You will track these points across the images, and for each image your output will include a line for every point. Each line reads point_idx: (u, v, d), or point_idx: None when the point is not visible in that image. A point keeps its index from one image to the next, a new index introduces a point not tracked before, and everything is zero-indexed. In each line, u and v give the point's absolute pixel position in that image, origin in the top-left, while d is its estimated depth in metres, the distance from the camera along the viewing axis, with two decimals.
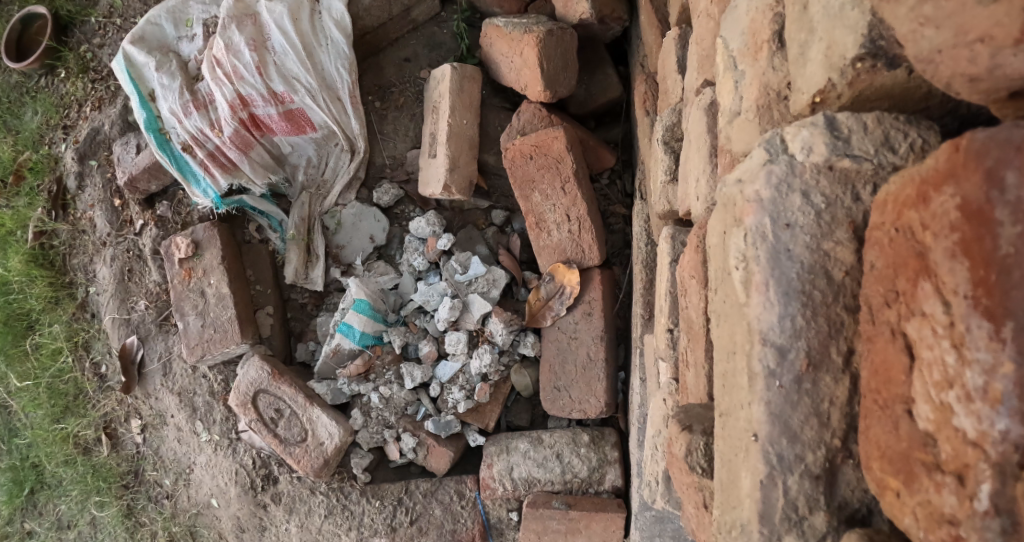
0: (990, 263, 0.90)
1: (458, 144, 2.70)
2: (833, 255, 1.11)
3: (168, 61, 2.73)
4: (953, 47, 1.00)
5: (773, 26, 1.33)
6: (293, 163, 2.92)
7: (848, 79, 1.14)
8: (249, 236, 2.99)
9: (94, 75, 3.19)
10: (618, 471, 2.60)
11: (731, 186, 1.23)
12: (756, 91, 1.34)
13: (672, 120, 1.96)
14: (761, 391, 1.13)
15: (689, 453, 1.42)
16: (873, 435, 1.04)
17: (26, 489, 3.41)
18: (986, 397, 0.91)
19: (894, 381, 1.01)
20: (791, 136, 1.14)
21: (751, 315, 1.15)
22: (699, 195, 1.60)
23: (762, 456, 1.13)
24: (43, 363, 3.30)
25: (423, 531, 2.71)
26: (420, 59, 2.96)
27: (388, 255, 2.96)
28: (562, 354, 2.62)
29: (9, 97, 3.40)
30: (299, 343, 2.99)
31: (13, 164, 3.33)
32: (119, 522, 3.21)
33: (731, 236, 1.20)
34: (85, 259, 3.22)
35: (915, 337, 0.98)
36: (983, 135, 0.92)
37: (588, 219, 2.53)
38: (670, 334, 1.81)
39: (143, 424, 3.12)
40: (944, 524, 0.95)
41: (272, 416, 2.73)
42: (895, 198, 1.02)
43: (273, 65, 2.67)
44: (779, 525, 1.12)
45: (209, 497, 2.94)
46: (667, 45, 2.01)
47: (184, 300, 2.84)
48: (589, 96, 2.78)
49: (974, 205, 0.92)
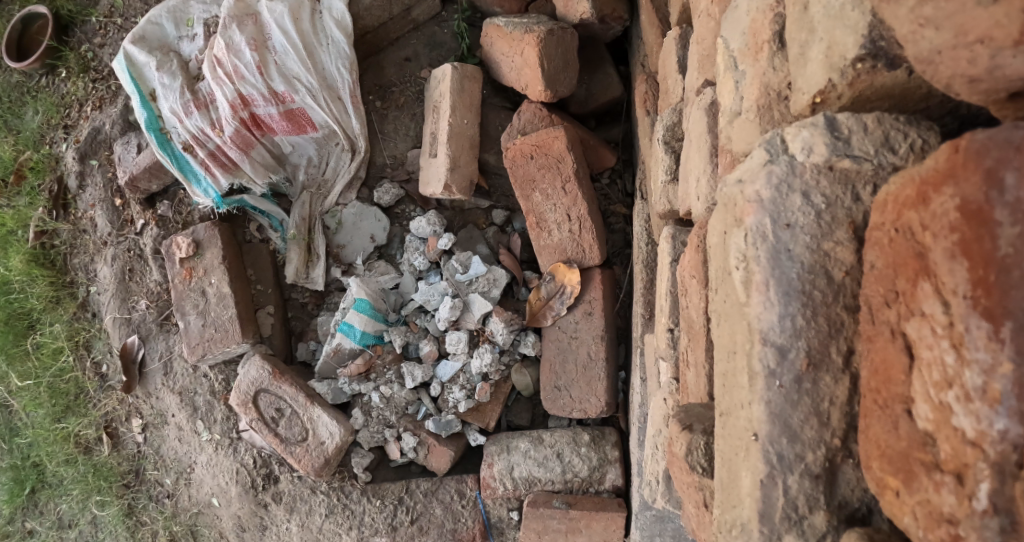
0: (990, 263, 0.91)
1: (459, 143, 2.71)
2: (833, 255, 1.11)
3: (168, 61, 2.74)
4: (952, 47, 1.00)
5: (773, 27, 1.33)
6: (294, 163, 2.93)
7: (848, 79, 1.14)
8: (250, 236, 2.99)
9: (95, 75, 3.20)
10: (618, 470, 2.60)
11: (731, 186, 1.23)
12: (756, 91, 1.34)
13: (672, 120, 1.96)
14: (761, 391, 1.13)
15: (689, 453, 1.42)
16: (873, 434, 1.04)
17: (27, 488, 3.41)
18: (985, 396, 0.91)
19: (893, 381, 1.01)
20: (791, 136, 1.14)
21: (752, 315, 1.15)
22: (699, 195, 1.60)
23: (762, 456, 1.13)
24: (44, 363, 3.30)
25: (423, 531, 2.71)
26: (420, 59, 2.96)
27: (388, 255, 2.96)
28: (562, 353, 2.63)
29: (10, 96, 3.40)
30: (300, 342, 2.99)
31: (14, 163, 3.33)
32: (119, 521, 3.21)
33: (732, 236, 1.20)
34: (85, 258, 3.22)
35: (915, 336, 0.98)
36: (982, 135, 0.93)
37: (588, 218, 2.53)
38: (671, 334, 1.81)
39: (143, 423, 3.12)
40: (943, 523, 0.95)
41: (272, 416, 2.73)
42: (895, 198, 1.03)
43: (273, 65, 2.67)
44: (779, 524, 1.12)
45: (210, 496, 2.94)
46: (668, 45, 2.02)
47: (185, 300, 2.85)
48: (589, 96, 2.78)
49: (973, 205, 0.92)
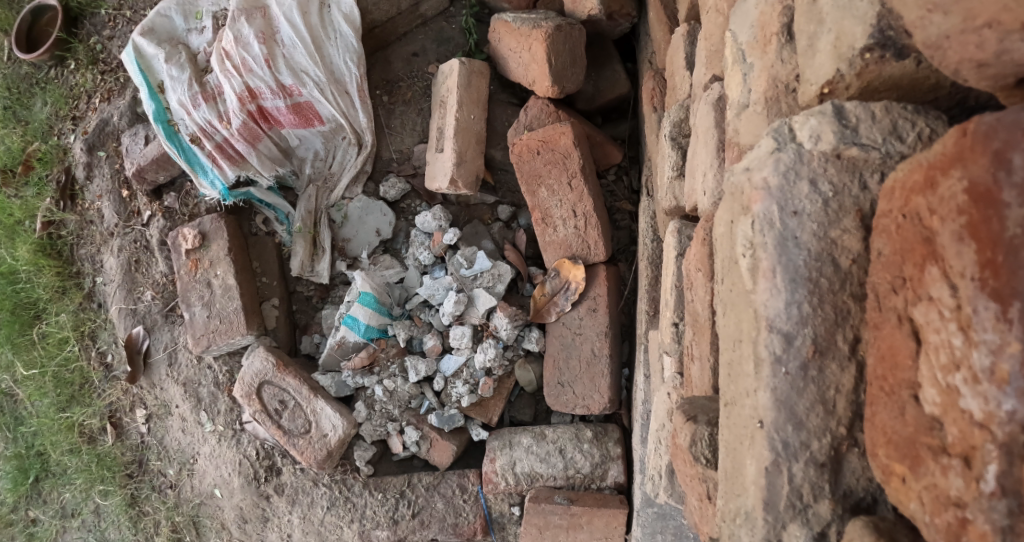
0: (998, 244, 0.90)
1: (466, 138, 2.71)
2: (840, 243, 1.11)
3: (177, 53, 2.76)
4: (960, 32, 1.00)
5: (782, 19, 1.33)
6: (300, 156, 2.94)
7: (857, 69, 1.14)
8: (256, 228, 2.99)
9: (104, 67, 3.20)
10: (621, 467, 2.60)
11: (738, 175, 1.24)
12: (765, 84, 1.35)
13: (680, 115, 1.96)
14: (767, 378, 1.14)
15: (694, 443, 1.42)
16: (879, 421, 1.05)
17: (31, 477, 3.42)
18: (993, 377, 0.91)
19: (900, 366, 1.02)
20: (800, 124, 1.15)
21: (758, 301, 1.16)
22: (706, 190, 1.61)
23: (767, 443, 1.13)
24: (50, 352, 3.31)
25: (424, 525, 2.71)
26: (428, 53, 2.97)
27: (394, 249, 2.97)
28: (566, 349, 2.62)
29: (18, 87, 3.40)
30: (304, 335, 3.00)
31: (22, 154, 3.34)
32: (122, 511, 3.22)
33: (739, 224, 1.21)
34: (92, 249, 3.24)
35: (922, 321, 0.98)
36: (990, 118, 0.93)
37: (594, 214, 2.53)
38: (676, 329, 1.81)
39: (148, 414, 3.13)
40: (950, 507, 0.95)
41: (276, 407, 2.74)
42: (902, 185, 1.03)
43: (281, 58, 2.68)
44: (784, 512, 1.13)
45: (213, 487, 2.95)
46: (676, 41, 2.01)
47: (191, 291, 2.86)
48: (597, 93, 2.79)
49: (982, 187, 0.92)
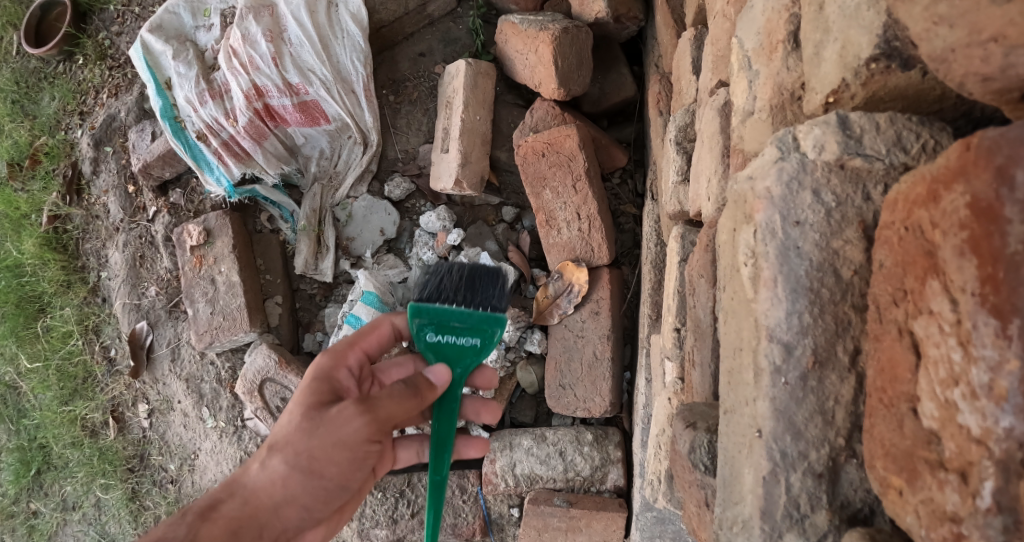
0: (999, 259, 0.90)
1: (471, 139, 2.72)
2: (842, 254, 1.11)
3: (185, 50, 2.75)
4: (966, 45, 1.01)
5: (788, 26, 1.33)
6: (306, 154, 2.95)
7: (862, 79, 1.15)
8: (260, 226, 3.01)
9: (112, 63, 3.23)
10: (621, 471, 2.58)
11: (741, 183, 1.23)
12: (770, 91, 1.34)
13: (685, 121, 1.95)
14: (767, 387, 1.14)
15: (693, 450, 1.41)
16: (878, 433, 1.05)
17: (32, 470, 3.37)
18: (992, 394, 0.91)
19: (899, 379, 1.02)
20: (803, 134, 1.14)
21: (758, 311, 1.16)
22: (710, 196, 1.61)
23: (765, 452, 1.13)
24: (54, 346, 3.29)
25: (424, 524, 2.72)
26: (434, 54, 2.97)
27: (397, 249, 2.96)
28: (568, 352, 2.62)
29: (27, 81, 3.39)
30: (307, 333, 2.99)
31: (29, 148, 3.33)
32: (123, 505, 3.23)
33: (742, 232, 1.20)
34: (98, 244, 3.25)
35: (923, 335, 0.98)
36: (994, 133, 0.93)
37: (598, 218, 2.53)
38: (676, 334, 1.82)
39: (150, 408, 3.15)
40: (946, 522, 0.95)
41: (278, 405, 2.76)
42: (905, 197, 1.03)
43: (288, 56, 2.68)
44: (780, 522, 1.12)
45: (213, 483, 2.97)
46: (683, 47, 2.02)
47: (195, 287, 2.86)
48: (603, 95, 2.79)
49: (984, 202, 0.92)
